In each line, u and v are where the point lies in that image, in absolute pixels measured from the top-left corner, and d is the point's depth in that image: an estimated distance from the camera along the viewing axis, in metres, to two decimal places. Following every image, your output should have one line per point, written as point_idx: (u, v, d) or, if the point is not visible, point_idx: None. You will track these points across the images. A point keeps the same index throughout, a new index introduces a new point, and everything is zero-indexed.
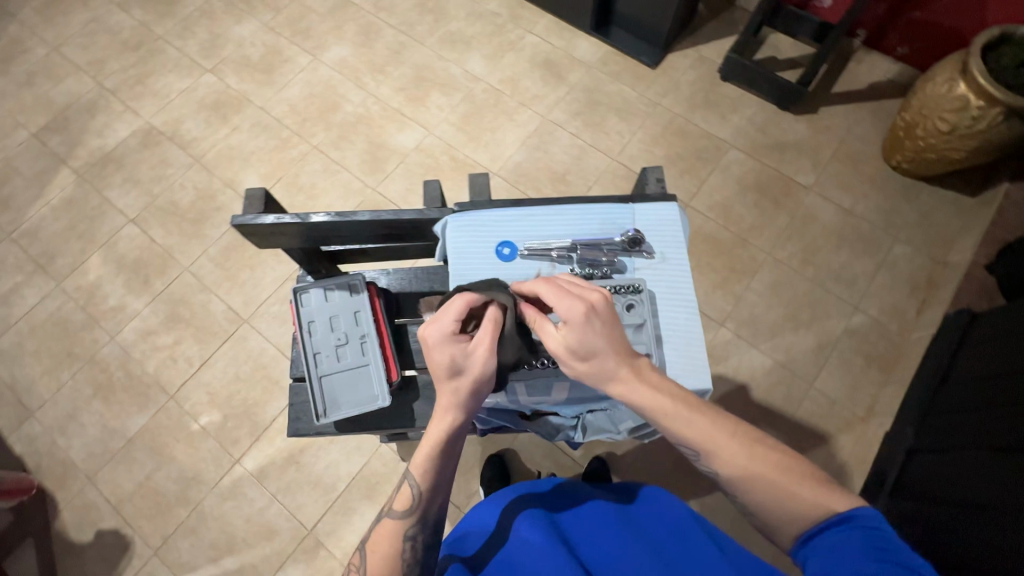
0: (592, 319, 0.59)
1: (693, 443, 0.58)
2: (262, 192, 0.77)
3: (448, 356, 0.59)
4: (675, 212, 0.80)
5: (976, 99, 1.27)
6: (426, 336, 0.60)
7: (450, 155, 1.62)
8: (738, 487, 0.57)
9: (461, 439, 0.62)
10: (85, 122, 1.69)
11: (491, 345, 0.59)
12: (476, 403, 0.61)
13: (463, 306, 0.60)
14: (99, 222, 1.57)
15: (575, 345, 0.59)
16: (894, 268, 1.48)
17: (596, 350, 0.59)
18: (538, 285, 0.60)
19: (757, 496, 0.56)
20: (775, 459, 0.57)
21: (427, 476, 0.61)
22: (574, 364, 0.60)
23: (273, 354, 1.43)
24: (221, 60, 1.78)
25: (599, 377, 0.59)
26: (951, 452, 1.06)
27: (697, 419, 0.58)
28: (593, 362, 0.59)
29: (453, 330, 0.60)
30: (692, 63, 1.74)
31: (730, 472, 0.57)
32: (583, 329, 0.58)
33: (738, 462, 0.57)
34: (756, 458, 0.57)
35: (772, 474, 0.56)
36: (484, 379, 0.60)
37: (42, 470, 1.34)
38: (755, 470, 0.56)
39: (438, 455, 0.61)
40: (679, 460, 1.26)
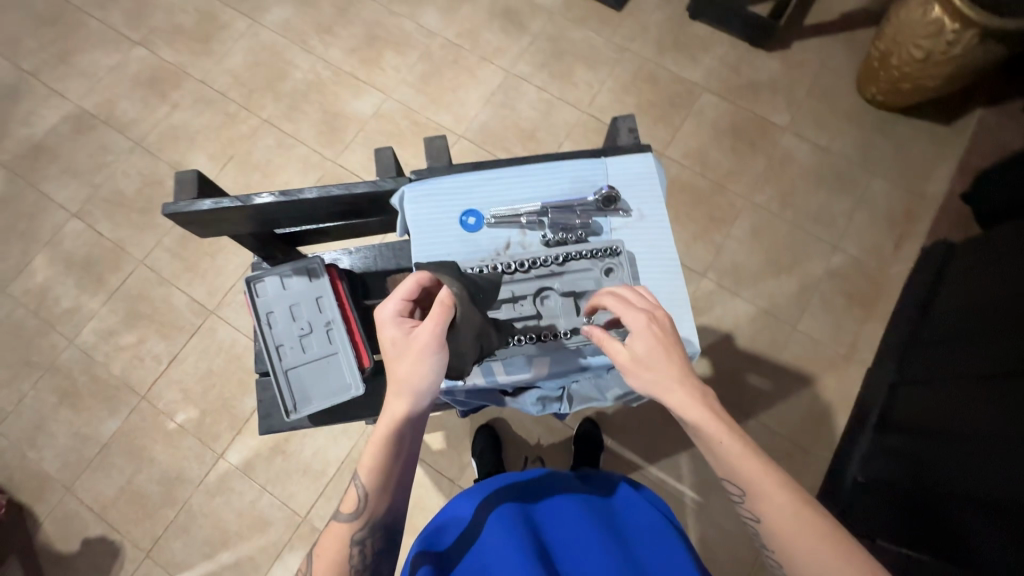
0: (656, 327, 0.57)
1: (740, 478, 0.55)
2: (195, 174, 0.69)
3: (391, 336, 0.57)
4: (650, 164, 0.75)
5: (951, 22, 1.22)
6: (378, 316, 0.59)
7: (412, 119, 1.53)
8: (777, 541, 0.54)
9: (408, 438, 0.57)
10: (6, 110, 1.54)
11: (432, 326, 0.55)
12: (419, 398, 0.56)
13: (411, 286, 0.58)
14: (39, 220, 1.46)
15: (640, 352, 0.56)
16: (872, 205, 1.46)
17: (660, 363, 0.56)
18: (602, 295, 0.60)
19: (802, 555, 0.52)
20: (823, 525, 0.53)
21: (373, 476, 0.57)
22: (639, 373, 0.56)
23: (245, 344, 1.37)
24: (151, 30, 1.62)
25: (661, 387, 0.56)
26: (936, 386, 1.06)
27: (747, 455, 0.55)
28: (658, 371, 0.56)
29: (399, 311, 0.58)
30: (659, 2, 1.64)
31: (773, 521, 0.54)
32: (648, 336, 0.57)
33: (783, 513, 0.53)
34: (807, 525, 0.53)
35: (814, 538, 0.52)
36: (421, 368, 0.55)
37: (15, 484, 1.28)
38: (796, 529, 0.53)
39: (383, 455, 0.56)
40: (669, 414, 1.27)
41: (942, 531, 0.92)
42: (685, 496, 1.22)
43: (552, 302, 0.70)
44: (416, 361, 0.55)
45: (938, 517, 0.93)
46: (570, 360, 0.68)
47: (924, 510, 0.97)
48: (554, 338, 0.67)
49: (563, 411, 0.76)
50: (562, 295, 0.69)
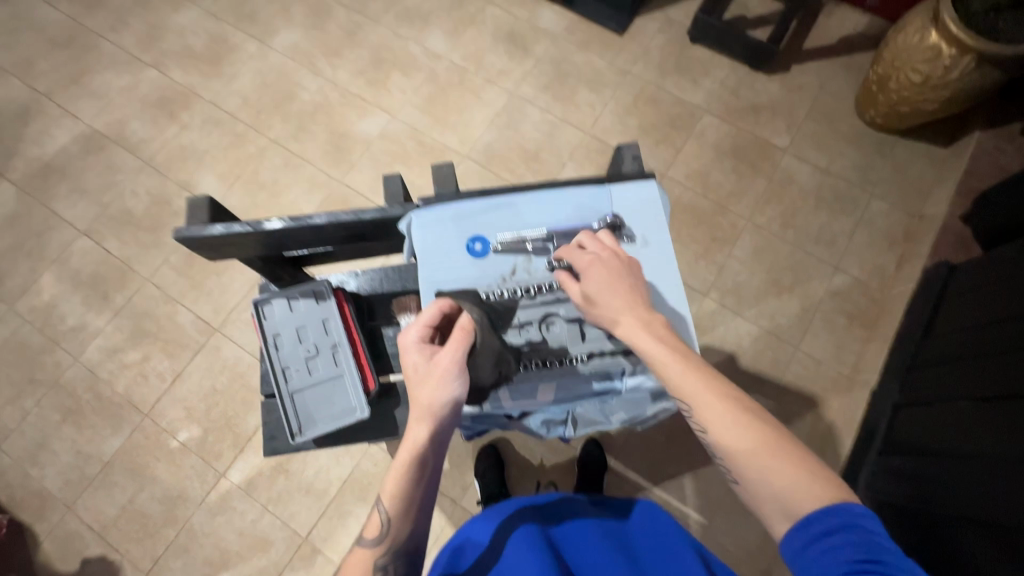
0: (603, 267, 0.63)
1: (686, 396, 0.56)
2: (207, 200, 0.71)
3: (415, 362, 0.58)
4: (654, 192, 0.76)
5: (948, 48, 1.25)
6: (400, 343, 0.60)
7: (417, 140, 1.55)
8: (727, 455, 0.54)
9: (432, 463, 0.57)
10: (19, 129, 1.57)
11: (455, 349, 0.57)
12: (442, 421, 0.57)
13: (434, 313, 0.60)
14: (47, 238, 1.48)
15: (589, 289, 0.63)
16: (872, 226, 1.47)
17: (604, 296, 0.62)
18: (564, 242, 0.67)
19: (741, 462, 0.53)
20: (764, 432, 0.54)
21: (396, 501, 0.56)
22: (591, 309, 0.63)
23: (249, 362, 1.38)
24: (162, 53, 1.66)
25: (610, 321, 0.61)
26: (940, 405, 1.06)
27: (690, 372, 0.57)
28: (606, 304, 0.62)
29: (422, 337, 0.59)
30: (660, 27, 1.68)
31: (721, 436, 0.54)
32: (595, 273, 0.63)
33: (728, 424, 0.54)
34: (752, 435, 0.53)
35: (752, 442, 0.53)
36: (444, 392, 0.57)
37: (15, 503, 1.27)
38: (744, 438, 0.53)
39: (406, 480, 0.56)
40: (673, 434, 1.26)
41: (946, 550, 0.90)
42: (690, 518, 1.21)
43: (557, 328, 0.71)
44: (439, 385, 0.56)
45: (950, 537, 0.90)
46: (575, 384, 0.68)
47: (928, 529, 0.95)
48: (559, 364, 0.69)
49: (568, 435, 0.75)
50: (568, 321, 0.71)
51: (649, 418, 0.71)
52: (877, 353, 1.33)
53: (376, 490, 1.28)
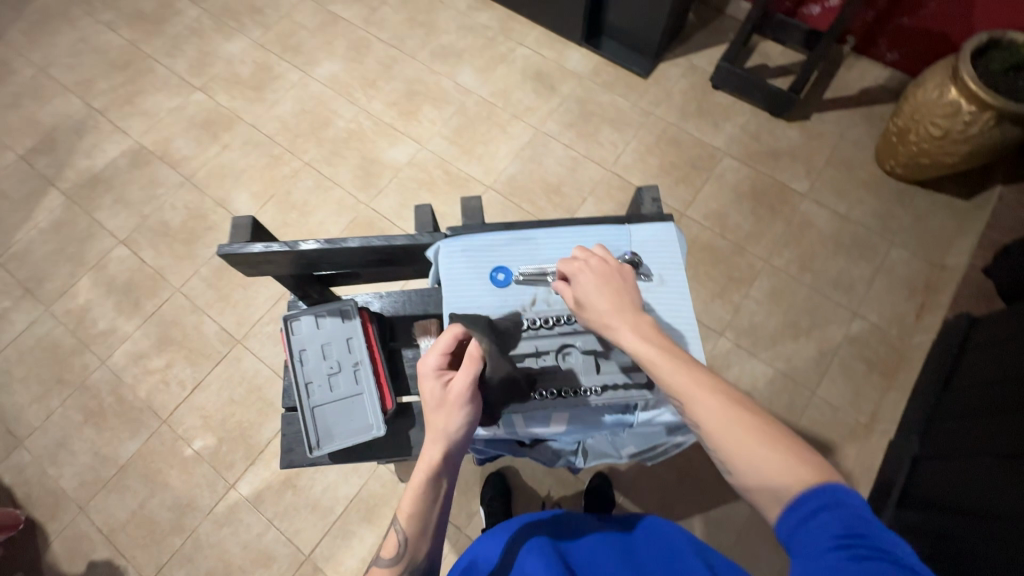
0: (598, 269, 0.65)
1: (675, 390, 0.55)
2: (249, 220, 0.75)
3: (433, 387, 0.59)
4: (672, 233, 0.79)
5: (968, 104, 1.27)
6: (419, 369, 0.61)
7: (444, 169, 1.61)
8: (720, 449, 0.52)
9: (447, 482, 0.58)
10: (73, 142, 1.68)
11: (469, 372, 0.59)
12: (458, 442, 0.59)
13: (449, 340, 0.62)
14: (88, 245, 1.55)
15: (580, 288, 0.64)
16: (891, 273, 1.47)
17: (594, 301, 0.63)
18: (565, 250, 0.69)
19: (729, 451, 0.51)
20: (751, 419, 0.52)
21: (413, 519, 0.56)
22: (580, 307, 0.64)
23: (268, 375, 1.41)
24: (211, 78, 1.77)
25: (599, 319, 0.62)
26: (960, 460, 1.03)
27: (680, 367, 0.56)
28: (595, 303, 0.63)
29: (439, 363, 0.61)
30: (683, 72, 1.74)
31: (711, 426, 0.52)
32: (587, 273, 0.64)
33: (718, 415, 0.52)
34: (743, 424, 0.51)
35: (739, 429, 0.51)
36: (461, 413, 0.58)
37: (31, 500, 1.30)
38: (737, 428, 0.51)
39: (422, 499, 0.57)
40: (683, 473, 1.25)
41: None
42: None
43: (573, 358, 0.71)
44: (456, 407, 0.58)
45: None
46: (589, 417, 0.70)
47: None
48: (575, 395, 0.68)
49: (577, 463, 0.80)
50: (584, 352, 0.71)
51: (655, 452, 0.75)
52: None
53: (381, 512, 1.28)
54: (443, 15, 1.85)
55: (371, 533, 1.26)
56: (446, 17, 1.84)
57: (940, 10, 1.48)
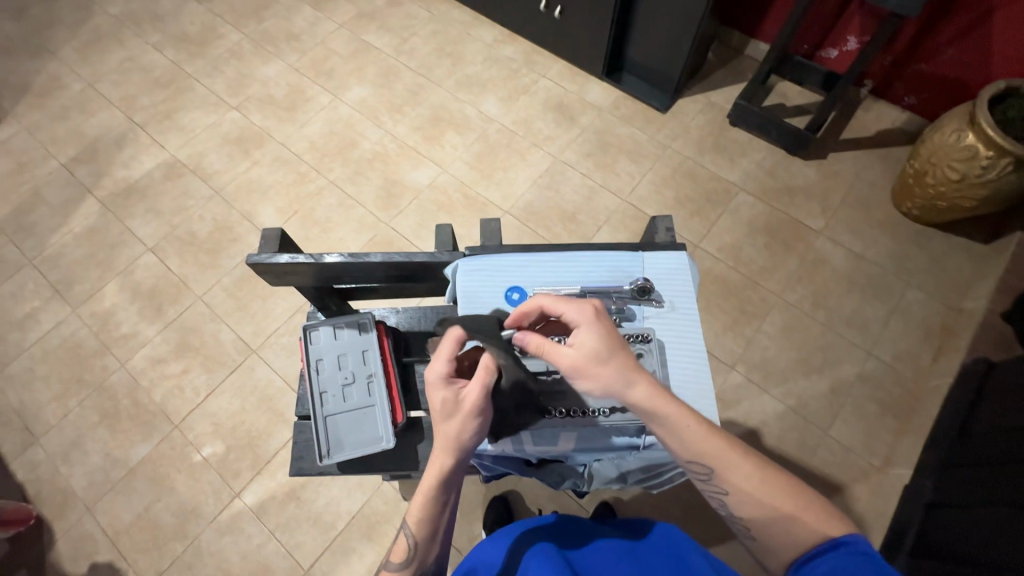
0: (601, 321, 0.59)
1: (706, 458, 0.57)
2: (278, 232, 0.79)
3: (440, 399, 0.57)
4: (683, 261, 0.80)
5: (985, 149, 1.28)
6: (424, 376, 0.59)
7: (463, 193, 1.66)
8: (748, 511, 0.56)
9: (453, 489, 0.60)
10: (112, 153, 1.76)
11: (480, 385, 0.58)
12: (465, 453, 0.59)
13: (457, 347, 0.59)
14: (118, 251, 1.61)
15: (595, 347, 0.58)
16: (907, 314, 1.46)
17: (605, 358, 0.58)
18: (540, 298, 0.61)
19: (757, 512, 0.56)
20: (777, 478, 0.57)
21: (422, 525, 0.60)
22: (595, 371, 0.57)
23: (280, 386, 1.43)
24: (246, 98, 1.85)
25: (622, 381, 0.57)
26: (975, 508, 1.00)
27: (707, 432, 0.57)
28: (611, 364, 0.58)
29: (447, 372, 0.58)
30: (701, 108, 1.78)
31: (741, 491, 0.56)
32: (597, 327, 0.59)
33: (746, 480, 0.56)
34: (769, 485, 0.56)
35: (768, 491, 0.56)
36: (471, 426, 0.58)
37: (41, 497, 1.32)
38: (763, 490, 0.56)
39: (431, 505, 0.60)
40: (689, 507, 1.23)
41: None
42: None
43: None
44: (466, 420, 0.57)
45: None
46: (597, 438, 0.70)
47: None
48: (583, 415, 0.69)
49: (582, 487, 0.79)
50: None
51: (660, 477, 0.75)
52: (911, 447, 1.27)
53: (383, 530, 1.27)
54: (470, 47, 1.93)
55: (371, 551, 1.25)
56: (473, 49, 1.92)
57: (957, 57, 1.50)
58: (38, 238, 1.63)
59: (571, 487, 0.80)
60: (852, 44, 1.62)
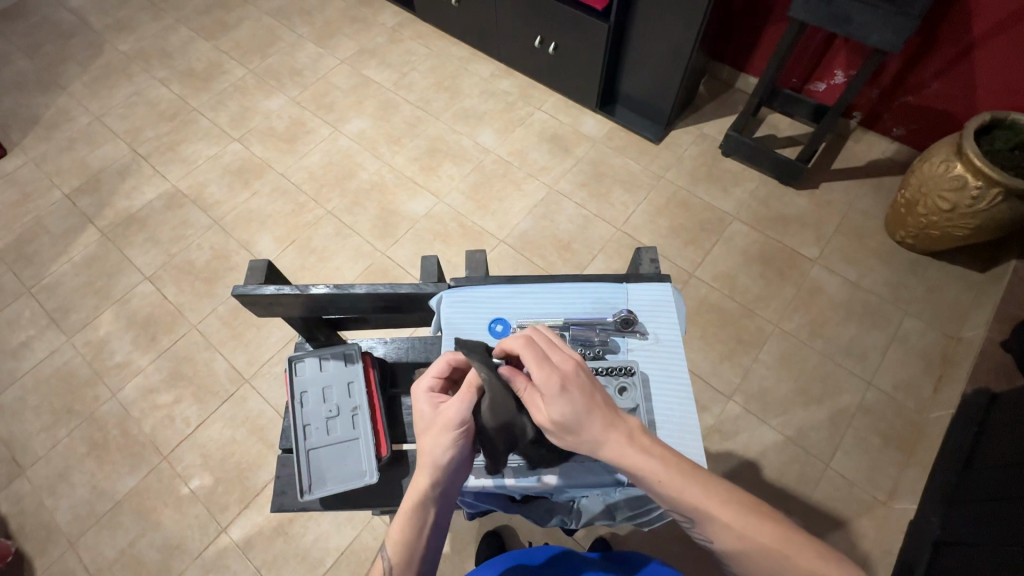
0: (571, 392, 0.56)
1: (685, 510, 0.55)
2: (265, 263, 0.80)
3: (421, 410, 0.61)
4: (668, 292, 0.80)
5: (974, 179, 1.29)
6: (413, 393, 0.64)
7: (459, 223, 1.67)
8: (734, 559, 0.54)
9: (433, 513, 0.58)
10: (115, 184, 1.79)
11: (459, 403, 0.59)
12: (441, 472, 0.58)
13: (443, 366, 0.63)
14: (116, 280, 1.62)
15: (561, 420, 0.56)
16: (906, 344, 1.44)
17: (575, 429, 0.56)
18: (518, 347, 0.58)
19: (749, 564, 0.53)
20: (771, 530, 0.54)
21: (395, 550, 0.57)
22: (562, 436, 0.57)
23: (271, 416, 1.42)
24: (249, 130, 1.90)
25: (587, 447, 0.56)
26: (981, 546, 0.97)
27: (685, 482, 0.55)
28: (582, 433, 0.56)
29: (432, 387, 0.63)
30: (693, 139, 1.81)
31: (725, 541, 0.54)
32: (563, 401, 0.56)
33: (728, 530, 0.54)
34: (756, 531, 0.54)
35: (759, 545, 0.53)
36: (445, 442, 0.58)
37: (23, 531, 1.29)
38: (748, 538, 0.53)
39: (408, 528, 0.58)
40: (688, 543, 1.19)
41: None
42: None
43: None
44: (440, 435, 0.58)
45: None
46: (578, 474, 0.69)
47: None
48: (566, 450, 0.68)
49: (571, 524, 0.78)
50: None
51: (650, 514, 0.72)
52: (915, 479, 1.24)
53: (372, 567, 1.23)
54: (467, 81, 1.98)
55: None
56: (470, 83, 1.97)
57: (943, 90, 1.52)
58: (37, 267, 1.64)
59: (559, 523, 0.78)
60: (840, 78, 1.66)
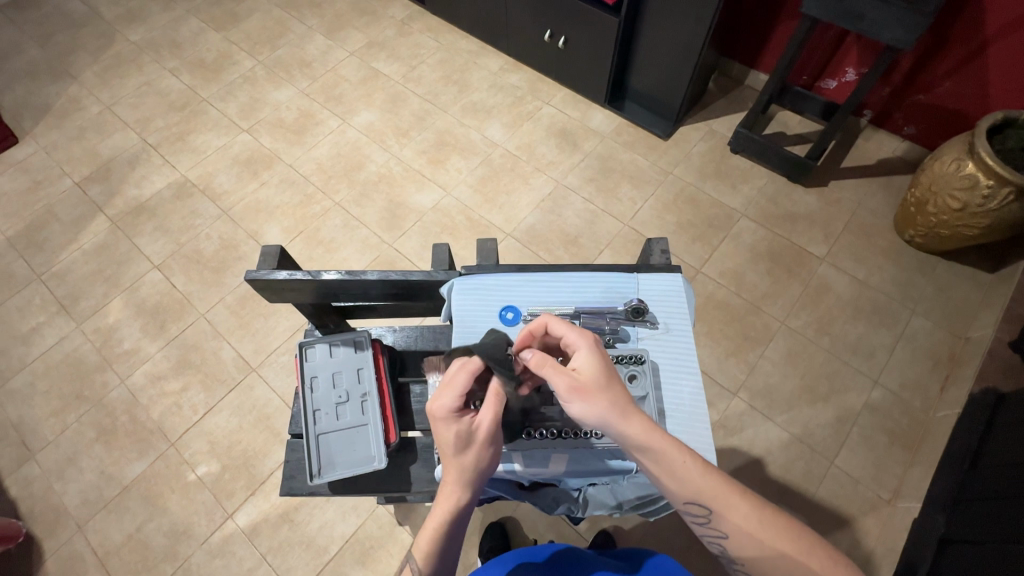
0: (600, 348, 0.60)
1: (704, 501, 0.55)
2: (277, 249, 0.81)
3: (453, 432, 0.58)
4: (679, 282, 0.80)
5: (985, 178, 1.28)
6: (433, 410, 0.58)
7: (466, 216, 1.67)
8: (746, 553, 0.55)
9: (464, 523, 0.60)
10: (125, 173, 1.80)
11: (494, 414, 0.59)
12: (479, 485, 0.59)
13: (466, 380, 0.59)
14: (125, 268, 1.63)
15: (593, 372, 0.58)
16: (913, 343, 1.44)
17: (608, 384, 0.57)
18: (544, 318, 0.62)
19: (763, 553, 0.54)
20: (785, 524, 0.55)
21: (432, 562, 0.57)
22: (593, 396, 0.57)
23: (278, 405, 1.43)
24: (258, 121, 1.90)
25: (619, 411, 0.56)
26: (985, 544, 0.97)
27: (704, 472, 0.56)
28: (610, 393, 0.57)
29: (456, 406, 0.59)
30: (702, 136, 1.81)
31: (741, 535, 0.55)
32: (595, 354, 0.59)
33: (746, 524, 0.55)
34: (771, 529, 0.55)
35: (775, 538, 0.54)
36: (486, 456, 0.59)
37: (33, 514, 1.31)
38: (763, 535, 0.55)
39: (441, 541, 0.58)
40: (691, 537, 1.19)
41: None
42: None
43: None
44: (482, 450, 0.59)
45: None
46: (588, 460, 0.69)
47: None
48: (574, 437, 0.69)
49: (577, 513, 0.78)
50: None
51: (657, 506, 0.73)
52: (920, 478, 1.24)
53: (377, 555, 1.24)
54: (476, 75, 1.98)
55: None
56: (479, 77, 1.97)
57: (955, 89, 1.52)
58: (47, 254, 1.65)
59: (565, 513, 0.79)
60: (851, 75, 1.65)
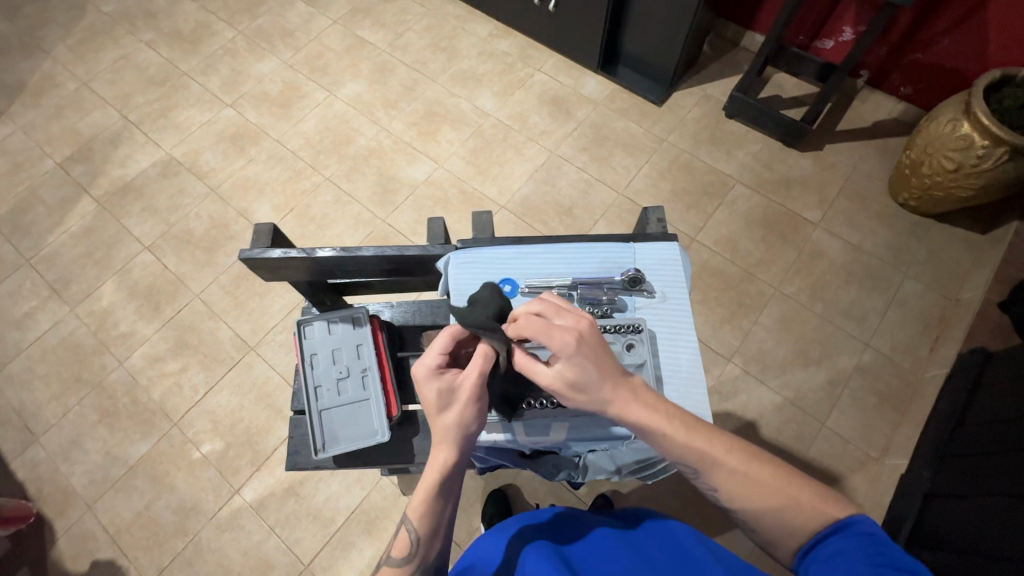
0: (582, 349, 0.56)
1: (691, 459, 0.57)
2: (270, 227, 0.80)
3: (434, 392, 0.59)
4: (675, 251, 0.81)
5: (981, 138, 1.27)
6: (415, 373, 0.61)
7: (459, 189, 1.65)
8: (739, 503, 0.57)
9: (455, 483, 0.61)
10: (108, 152, 1.76)
11: (476, 373, 0.59)
12: (466, 444, 0.60)
13: (446, 340, 0.61)
14: (115, 250, 1.61)
15: (571, 380, 0.57)
16: (904, 305, 1.46)
17: (587, 385, 0.57)
18: (522, 328, 0.57)
19: (754, 503, 0.56)
20: (773, 470, 0.56)
21: (425, 518, 0.60)
22: (572, 397, 0.59)
23: (278, 383, 1.44)
24: (241, 95, 1.85)
25: (597, 406, 0.58)
26: (969, 498, 1.01)
27: (691, 434, 0.57)
28: (590, 394, 0.58)
29: (438, 365, 0.60)
30: (697, 101, 1.77)
31: (731, 487, 0.56)
32: (574, 361, 0.56)
33: (735, 476, 0.56)
34: (760, 477, 0.56)
35: (766, 486, 0.55)
36: (471, 413, 0.59)
37: (42, 496, 1.32)
38: (753, 482, 0.56)
39: (433, 497, 0.59)
40: (687, 497, 1.23)
41: None
42: None
43: None
44: (467, 408, 0.59)
45: None
46: (587, 426, 0.71)
47: None
48: None
49: (577, 478, 0.81)
50: None
51: (655, 468, 0.75)
52: (908, 437, 1.28)
53: (382, 525, 1.27)
54: (465, 41, 1.92)
55: (371, 546, 1.26)
56: (468, 43, 1.92)
57: (953, 47, 1.49)
58: (34, 237, 1.63)
59: (566, 480, 0.82)
60: (848, 35, 1.62)
